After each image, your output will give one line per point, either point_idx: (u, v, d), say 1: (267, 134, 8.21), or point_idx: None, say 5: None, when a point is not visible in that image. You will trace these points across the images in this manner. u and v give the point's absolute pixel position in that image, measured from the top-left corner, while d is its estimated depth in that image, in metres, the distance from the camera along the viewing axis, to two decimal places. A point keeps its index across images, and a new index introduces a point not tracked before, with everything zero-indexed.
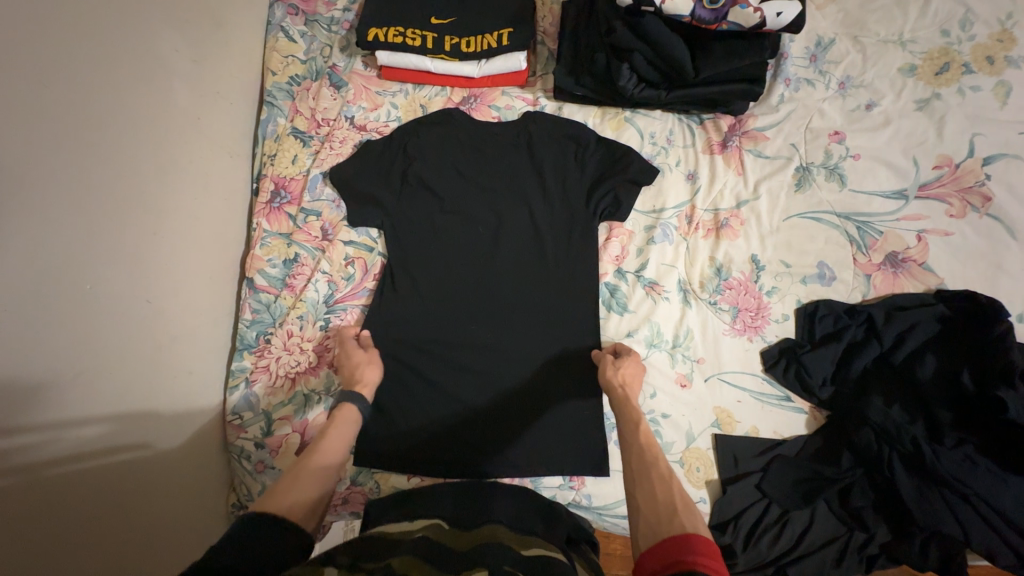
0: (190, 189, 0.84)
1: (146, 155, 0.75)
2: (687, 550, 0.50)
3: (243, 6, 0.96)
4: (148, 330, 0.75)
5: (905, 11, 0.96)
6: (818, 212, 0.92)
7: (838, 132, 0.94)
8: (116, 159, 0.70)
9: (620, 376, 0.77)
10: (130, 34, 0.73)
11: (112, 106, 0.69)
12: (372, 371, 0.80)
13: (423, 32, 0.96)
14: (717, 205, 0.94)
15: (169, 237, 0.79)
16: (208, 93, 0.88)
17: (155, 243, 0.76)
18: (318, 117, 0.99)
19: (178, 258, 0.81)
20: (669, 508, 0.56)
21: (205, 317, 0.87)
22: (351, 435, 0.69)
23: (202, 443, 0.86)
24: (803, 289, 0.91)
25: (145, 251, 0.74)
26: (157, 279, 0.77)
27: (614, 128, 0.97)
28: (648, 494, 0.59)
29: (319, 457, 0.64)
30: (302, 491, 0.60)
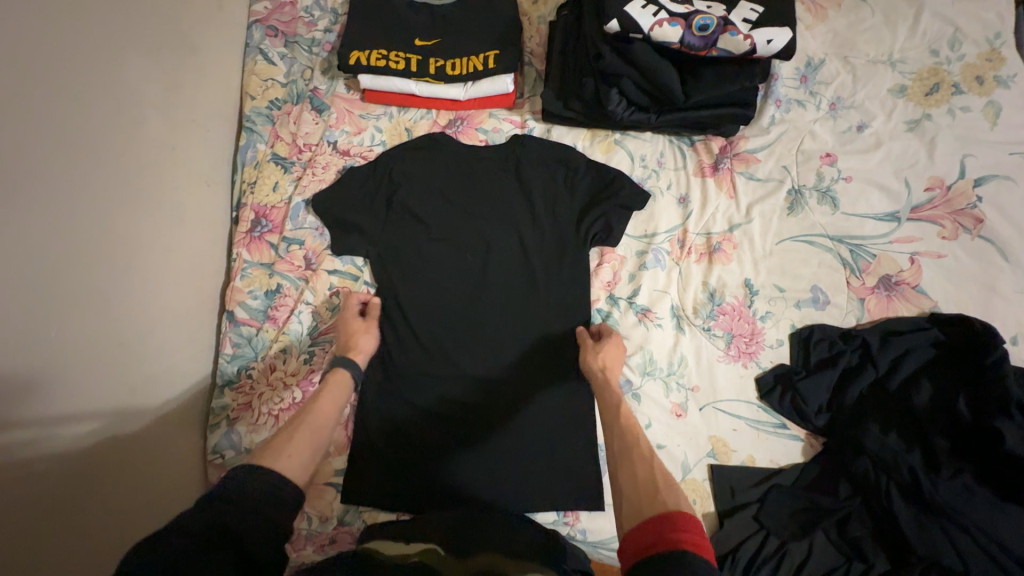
0: (164, 222, 0.80)
1: (111, 190, 0.72)
2: (668, 527, 0.52)
3: (219, 29, 0.93)
4: (116, 374, 0.71)
5: (893, 30, 0.96)
6: (811, 235, 0.91)
7: (830, 154, 0.93)
8: (77, 197, 0.67)
9: (600, 361, 0.80)
10: (92, 64, 0.70)
11: (73, 142, 0.66)
12: (367, 339, 0.85)
13: (407, 54, 0.93)
14: (709, 229, 0.93)
15: (140, 274, 0.76)
16: (182, 121, 0.85)
17: (124, 282, 0.73)
18: (299, 142, 0.96)
19: (149, 295, 0.78)
20: (651, 485, 0.59)
21: (182, 354, 0.83)
22: (341, 396, 0.73)
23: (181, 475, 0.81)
24: (798, 313, 0.89)
25: (113, 291, 0.71)
26: (126, 319, 0.73)
27: (604, 151, 0.95)
28: (631, 477, 0.62)
29: (311, 417, 0.67)
30: (297, 443, 0.62)
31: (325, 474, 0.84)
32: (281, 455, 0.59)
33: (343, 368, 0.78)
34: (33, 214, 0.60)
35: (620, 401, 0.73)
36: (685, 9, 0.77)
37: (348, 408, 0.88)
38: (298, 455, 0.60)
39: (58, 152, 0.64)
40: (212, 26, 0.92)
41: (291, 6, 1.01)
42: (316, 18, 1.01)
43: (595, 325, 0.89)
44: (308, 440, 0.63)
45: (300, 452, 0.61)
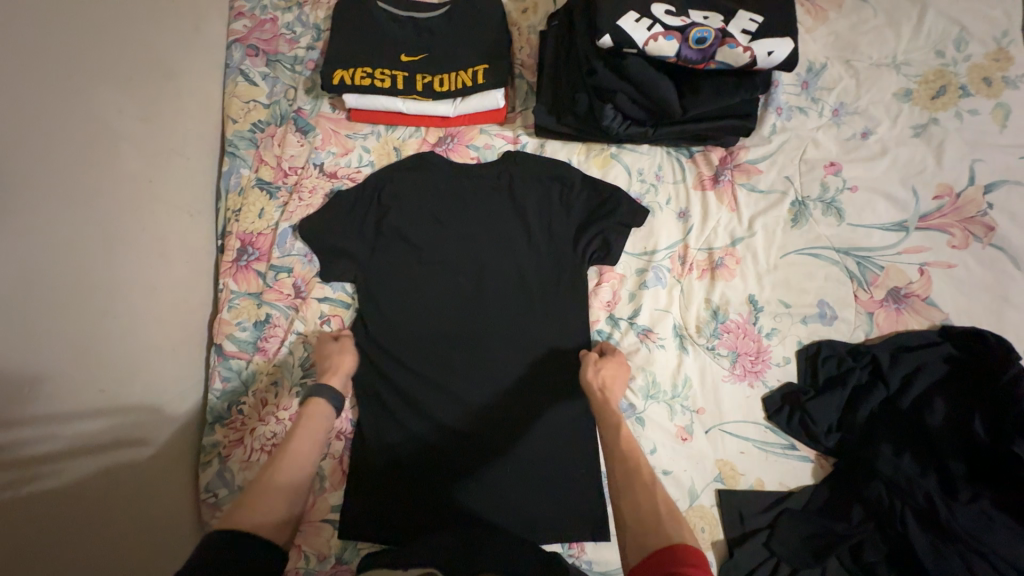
0: (145, 258, 0.77)
1: (86, 230, 0.68)
2: (670, 561, 0.52)
3: (197, 51, 0.90)
4: (103, 422, 0.69)
5: (896, 31, 0.92)
6: (816, 248, 0.88)
7: (834, 163, 0.89)
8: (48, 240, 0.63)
9: (600, 378, 0.78)
10: (61, 99, 0.67)
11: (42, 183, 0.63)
12: (344, 359, 0.82)
13: (392, 71, 0.90)
14: (711, 244, 0.90)
15: (123, 314, 0.73)
16: (161, 151, 0.81)
17: (106, 324, 0.70)
18: (285, 165, 0.92)
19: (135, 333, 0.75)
20: (654, 516, 0.59)
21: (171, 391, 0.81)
22: (320, 429, 0.72)
23: (171, 498, 0.78)
24: (804, 329, 0.86)
25: (93, 335, 0.68)
26: (109, 363, 0.70)
27: (600, 166, 0.92)
28: (633, 504, 0.61)
29: (288, 457, 0.67)
30: (272, 495, 0.62)
31: (322, 510, 0.82)
32: (257, 512, 0.59)
33: (320, 394, 0.75)
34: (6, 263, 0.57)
35: (619, 421, 0.71)
36: (682, 21, 0.74)
37: (343, 440, 0.86)
38: (272, 509, 0.61)
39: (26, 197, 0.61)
40: (190, 48, 0.88)
41: (272, 24, 0.98)
42: (299, 34, 0.98)
43: (595, 344, 0.86)
44: (284, 492, 0.64)
45: (278, 503, 0.62)
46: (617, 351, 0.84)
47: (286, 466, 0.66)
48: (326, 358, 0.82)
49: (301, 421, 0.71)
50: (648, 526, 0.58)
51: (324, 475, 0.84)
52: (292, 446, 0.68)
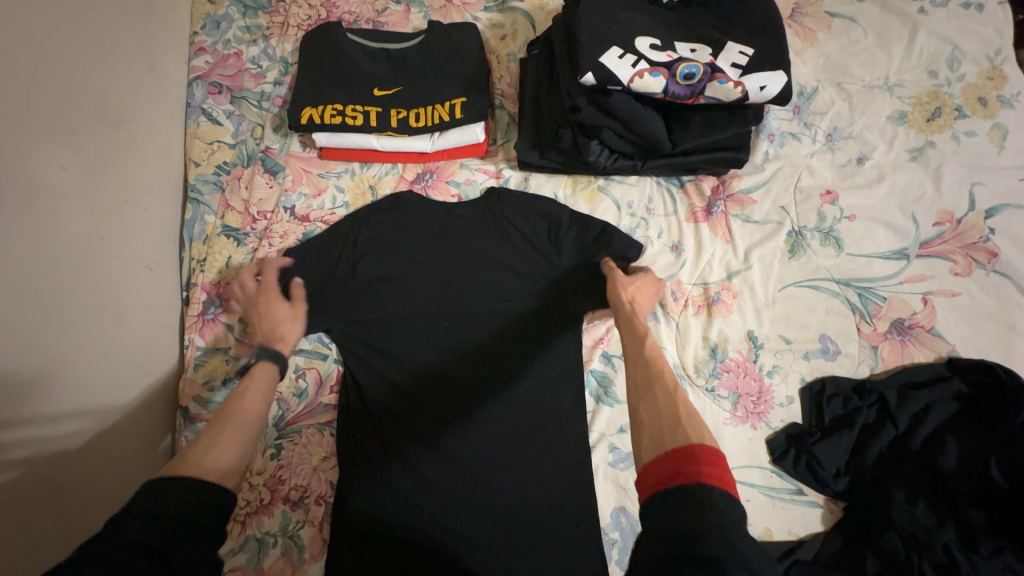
0: (100, 323, 0.71)
1: (25, 302, 0.61)
2: (689, 461, 0.48)
3: (153, 93, 0.84)
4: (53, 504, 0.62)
5: (888, 52, 0.89)
6: (815, 280, 0.84)
7: (830, 191, 0.86)
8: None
9: (630, 295, 0.74)
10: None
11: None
12: (294, 328, 0.77)
13: (365, 107, 0.85)
14: (706, 278, 0.86)
15: (72, 391, 0.66)
16: (114, 204, 0.75)
17: (53, 404, 0.63)
18: (253, 210, 0.87)
19: (87, 410, 0.68)
20: (673, 418, 0.54)
21: (127, 469, 0.73)
22: (269, 390, 0.67)
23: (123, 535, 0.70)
24: (807, 365, 0.82)
25: (39, 419, 0.61)
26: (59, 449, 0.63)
27: (587, 200, 0.88)
28: (653, 408, 0.56)
29: (235, 414, 0.61)
30: (221, 443, 0.56)
31: None
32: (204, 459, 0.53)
33: (265, 357, 0.70)
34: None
35: (646, 331, 0.67)
36: (668, 56, 0.68)
37: (324, 504, 0.79)
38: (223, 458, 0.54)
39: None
40: (144, 91, 0.83)
41: (236, 58, 0.92)
42: (265, 69, 0.93)
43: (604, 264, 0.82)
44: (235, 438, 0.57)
45: (227, 451, 0.55)
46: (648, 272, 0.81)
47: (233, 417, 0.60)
48: (275, 322, 0.76)
49: (246, 382, 0.66)
50: (666, 423, 0.53)
51: (303, 545, 0.76)
52: (240, 401, 0.62)
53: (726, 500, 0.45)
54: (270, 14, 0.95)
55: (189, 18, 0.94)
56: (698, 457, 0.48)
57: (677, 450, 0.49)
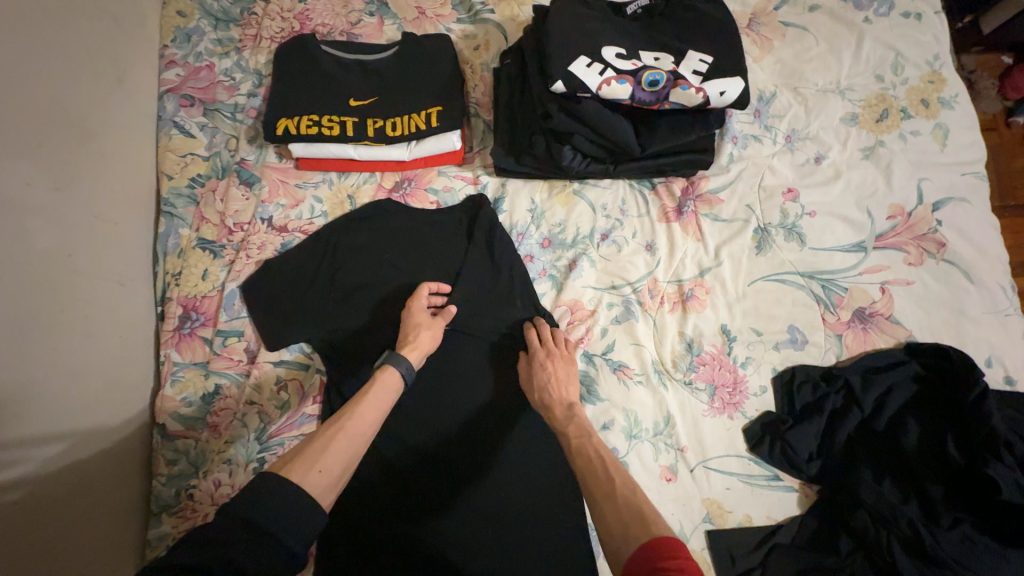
0: (68, 344, 0.69)
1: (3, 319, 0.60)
2: (657, 556, 0.49)
3: (122, 106, 0.83)
4: (40, 513, 0.61)
5: (839, 58, 0.95)
6: (782, 273, 0.88)
7: (792, 189, 0.90)
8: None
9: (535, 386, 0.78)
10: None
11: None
12: (428, 338, 0.76)
13: (341, 117, 0.85)
14: (680, 276, 0.89)
15: (46, 414, 0.64)
16: (83, 221, 0.74)
17: (21, 429, 0.61)
18: (229, 222, 0.86)
19: (58, 436, 0.66)
20: (620, 519, 0.56)
21: (89, 501, 0.69)
22: (389, 403, 0.65)
23: (108, 552, 0.69)
24: (778, 356, 0.86)
25: (6, 446, 0.59)
26: (26, 477, 0.61)
27: (563, 203, 0.90)
28: (606, 512, 0.58)
29: (354, 420, 0.60)
30: (331, 453, 0.56)
31: None
32: (312, 470, 0.53)
33: (394, 363, 0.70)
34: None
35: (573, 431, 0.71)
36: (633, 64, 0.69)
37: None
38: (326, 473, 0.54)
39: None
40: (114, 105, 0.82)
41: (208, 71, 0.92)
42: (238, 80, 0.92)
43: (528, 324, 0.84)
44: (345, 453, 0.57)
45: (332, 467, 0.55)
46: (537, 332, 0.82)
47: (352, 427, 0.59)
48: (413, 328, 0.76)
49: (374, 386, 0.65)
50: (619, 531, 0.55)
51: None
52: (363, 409, 0.62)
53: None
54: (242, 27, 0.96)
55: (158, 31, 0.93)
56: (652, 555, 0.50)
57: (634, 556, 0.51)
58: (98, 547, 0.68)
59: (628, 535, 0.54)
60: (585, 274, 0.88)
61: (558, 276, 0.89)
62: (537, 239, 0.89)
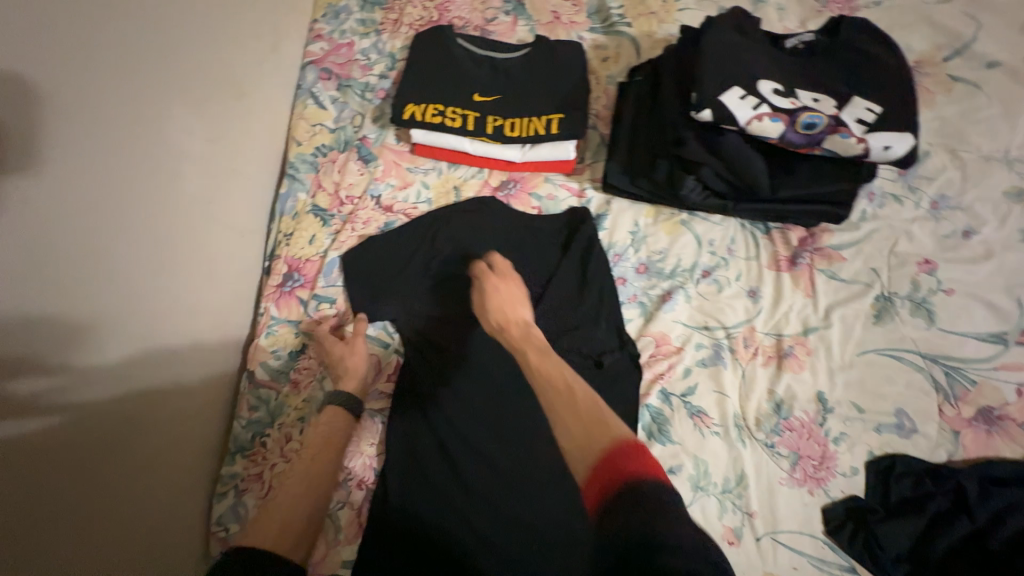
0: (197, 272, 0.77)
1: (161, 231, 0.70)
2: (626, 457, 0.49)
3: (272, 73, 0.90)
4: (170, 393, 0.71)
5: (1014, 125, 0.85)
6: (899, 350, 0.80)
7: (929, 261, 0.82)
8: (88, 264, 0.60)
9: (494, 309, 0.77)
10: (113, 110, 0.63)
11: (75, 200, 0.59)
12: (356, 362, 0.80)
13: (464, 111, 0.87)
14: (781, 330, 0.83)
15: (172, 334, 0.72)
16: (222, 173, 0.81)
17: (146, 349, 0.68)
18: (342, 194, 0.90)
19: (179, 348, 0.73)
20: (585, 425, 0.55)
21: (183, 424, 0.74)
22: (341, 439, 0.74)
23: (188, 473, 0.73)
24: (877, 439, 0.78)
25: (155, 333, 0.69)
26: (125, 397, 0.64)
27: (668, 231, 0.87)
28: (569, 420, 0.56)
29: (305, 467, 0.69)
30: (289, 502, 0.65)
31: (332, 565, 0.73)
32: (273, 519, 0.62)
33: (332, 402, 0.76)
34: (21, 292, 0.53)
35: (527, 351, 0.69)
36: (791, 102, 0.64)
37: (364, 490, 0.78)
38: (291, 516, 0.63)
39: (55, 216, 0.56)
40: (265, 71, 0.89)
41: (348, 48, 0.97)
42: (372, 61, 0.96)
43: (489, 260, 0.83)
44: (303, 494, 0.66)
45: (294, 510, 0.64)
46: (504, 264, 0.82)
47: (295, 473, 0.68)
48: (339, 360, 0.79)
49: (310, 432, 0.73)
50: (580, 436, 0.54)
51: (340, 526, 0.75)
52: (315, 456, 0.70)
53: (664, 485, 0.46)
54: (386, 11, 1.00)
55: (313, 7, 1.00)
56: (619, 461, 0.49)
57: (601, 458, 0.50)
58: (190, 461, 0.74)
59: (592, 440, 0.53)
60: (677, 309, 0.84)
61: (648, 305, 0.85)
62: (633, 263, 0.87)
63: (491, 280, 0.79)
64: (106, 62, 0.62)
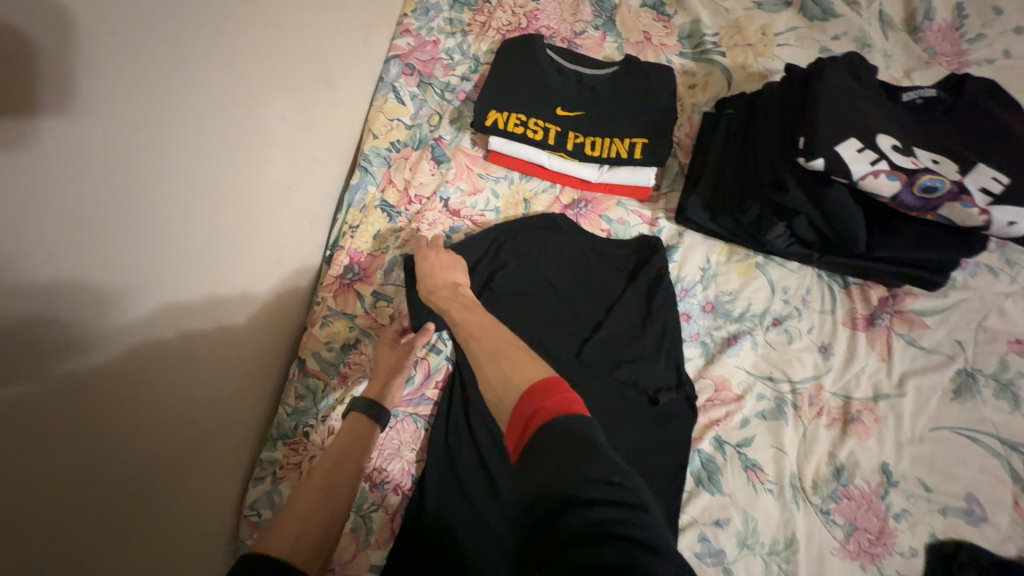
0: (269, 251, 0.77)
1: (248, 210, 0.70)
2: (547, 397, 0.50)
3: (359, 63, 0.90)
4: (238, 359, 0.72)
5: None
6: (976, 431, 0.75)
7: (1020, 341, 0.77)
8: (181, 243, 0.58)
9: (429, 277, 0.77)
10: (224, 88, 0.62)
11: (177, 177, 0.56)
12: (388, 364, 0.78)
13: (547, 124, 0.86)
14: (849, 392, 0.79)
15: (244, 312, 0.72)
16: (302, 158, 0.81)
17: (225, 320, 0.68)
18: (411, 192, 0.89)
19: (251, 324, 0.74)
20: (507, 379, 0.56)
21: (244, 383, 0.74)
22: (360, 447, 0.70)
23: (234, 448, 0.73)
24: (942, 522, 0.72)
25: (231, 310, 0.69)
26: (175, 384, 0.59)
27: (741, 272, 0.84)
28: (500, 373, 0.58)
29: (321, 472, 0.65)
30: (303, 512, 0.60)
31: (360, 568, 0.70)
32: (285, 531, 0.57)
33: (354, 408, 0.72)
34: (132, 275, 0.51)
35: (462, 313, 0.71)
36: (911, 162, 0.61)
37: (400, 495, 0.75)
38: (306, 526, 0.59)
39: (156, 193, 0.53)
40: (354, 60, 0.88)
41: (433, 46, 0.96)
42: (456, 62, 0.96)
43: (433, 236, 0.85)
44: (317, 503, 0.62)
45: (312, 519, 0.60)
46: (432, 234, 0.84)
47: (311, 479, 0.64)
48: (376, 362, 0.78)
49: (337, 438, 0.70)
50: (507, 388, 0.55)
51: (371, 529, 0.72)
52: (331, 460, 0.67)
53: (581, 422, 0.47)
54: (474, 13, 0.99)
55: (404, 1, 1.00)
56: (540, 400, 0.50)
57: (524, 400, 0.51)
58: (241, 421, 0.74)
59: (515, 388, 0.54)
60: (742, 354, 0.81)
61: (711, 346, 0.82)
62: (700, 300, 0.84)
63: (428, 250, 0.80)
64: (235, 39, 0.63)
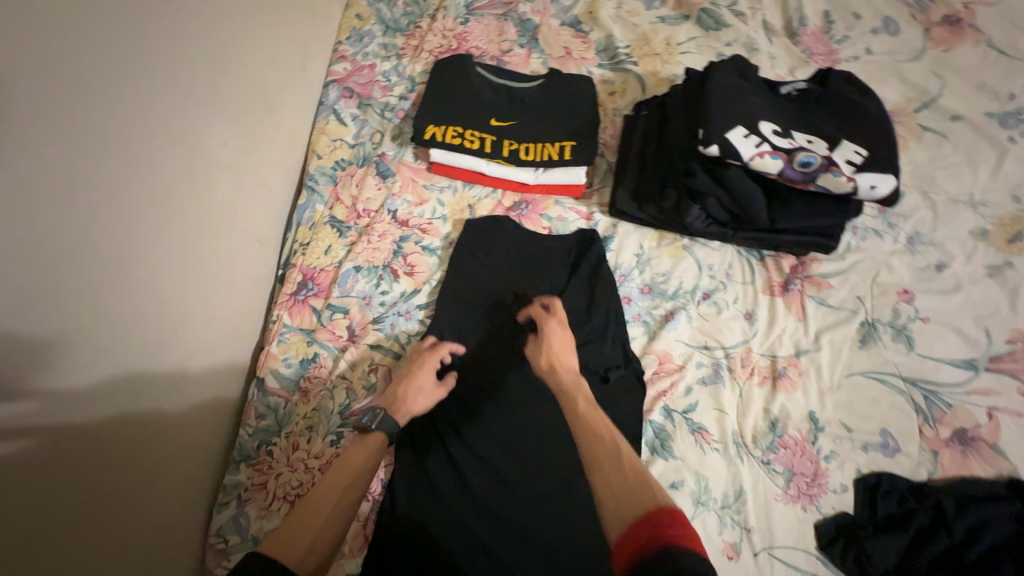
0: (221, 272, 0.78)
1: (196, 232, 0.72)
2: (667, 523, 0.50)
3: (298, 89, 0.94)
4: (195, 377, 0.73)
5: (975, 170, 0.94)
6: (883, 373, 0.86)
7: (907, 291, 0.89)
8: (124, 270, 0.60)
9: (548, 357, 0.75)
10: (162, 115, 0.65)
11: (117, 207, 0.59)
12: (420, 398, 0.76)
13: (483, 134, 0.92)
14: (775, 351, 0.88)
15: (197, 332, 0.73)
16: (248, 181, 0.83)
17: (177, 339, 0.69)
18: (359, 207, 0.92)
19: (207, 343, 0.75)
20: (625, 485, 0.56)
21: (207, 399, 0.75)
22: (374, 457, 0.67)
23: (196, 467, 0.73)
24: (864, 457, 0.82)
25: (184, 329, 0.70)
26: (122, 414, 0.60)
27: (670, 255, 0.93)
28: (614, 473, 0.58)
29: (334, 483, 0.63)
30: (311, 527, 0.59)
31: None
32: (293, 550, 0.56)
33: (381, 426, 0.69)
34: (76, 286, 0.54)
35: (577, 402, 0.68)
36: (788, 143, 0.72)
37: (371, 500, 0.77)
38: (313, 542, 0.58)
39: (99, 215, 0.57)
40: (293, 86, 0.93)
41: (370, 69, 1.01)
42: (393, 83, 1.01)
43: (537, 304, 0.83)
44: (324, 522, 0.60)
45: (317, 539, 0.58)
46: (557, 315, 0.80)
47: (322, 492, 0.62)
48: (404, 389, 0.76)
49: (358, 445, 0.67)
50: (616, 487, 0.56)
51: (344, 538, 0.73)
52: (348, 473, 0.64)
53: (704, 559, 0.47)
54: (407, 37, 1.06)
55: (337, 29, 1.05)
56: (656, 523, 0.50)
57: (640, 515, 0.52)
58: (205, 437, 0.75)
59: (633, 500, 0.54)
60: (679, 328, 0.89)
61: (652, 324, 0.89)
62: (638, 283, 0.91)
63: (553, 324, 0.79)
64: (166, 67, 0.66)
